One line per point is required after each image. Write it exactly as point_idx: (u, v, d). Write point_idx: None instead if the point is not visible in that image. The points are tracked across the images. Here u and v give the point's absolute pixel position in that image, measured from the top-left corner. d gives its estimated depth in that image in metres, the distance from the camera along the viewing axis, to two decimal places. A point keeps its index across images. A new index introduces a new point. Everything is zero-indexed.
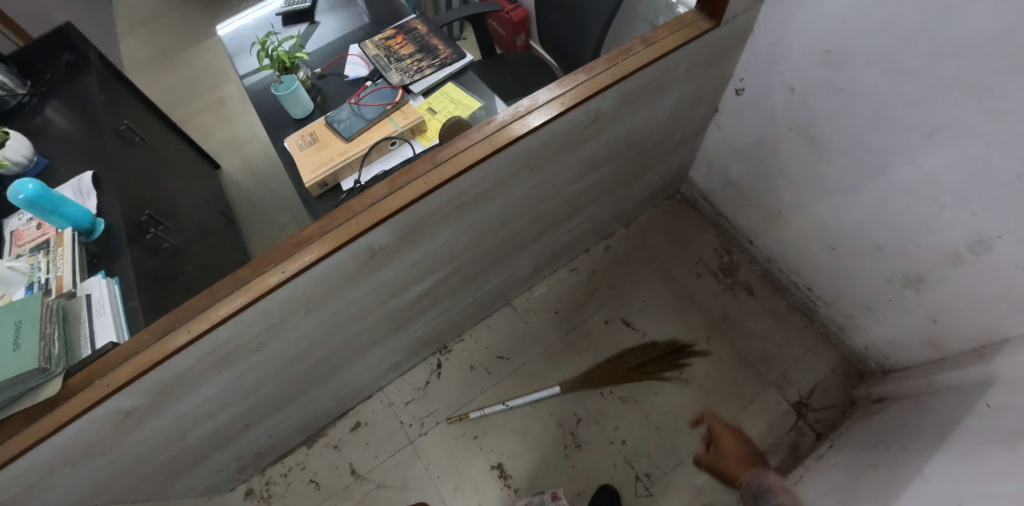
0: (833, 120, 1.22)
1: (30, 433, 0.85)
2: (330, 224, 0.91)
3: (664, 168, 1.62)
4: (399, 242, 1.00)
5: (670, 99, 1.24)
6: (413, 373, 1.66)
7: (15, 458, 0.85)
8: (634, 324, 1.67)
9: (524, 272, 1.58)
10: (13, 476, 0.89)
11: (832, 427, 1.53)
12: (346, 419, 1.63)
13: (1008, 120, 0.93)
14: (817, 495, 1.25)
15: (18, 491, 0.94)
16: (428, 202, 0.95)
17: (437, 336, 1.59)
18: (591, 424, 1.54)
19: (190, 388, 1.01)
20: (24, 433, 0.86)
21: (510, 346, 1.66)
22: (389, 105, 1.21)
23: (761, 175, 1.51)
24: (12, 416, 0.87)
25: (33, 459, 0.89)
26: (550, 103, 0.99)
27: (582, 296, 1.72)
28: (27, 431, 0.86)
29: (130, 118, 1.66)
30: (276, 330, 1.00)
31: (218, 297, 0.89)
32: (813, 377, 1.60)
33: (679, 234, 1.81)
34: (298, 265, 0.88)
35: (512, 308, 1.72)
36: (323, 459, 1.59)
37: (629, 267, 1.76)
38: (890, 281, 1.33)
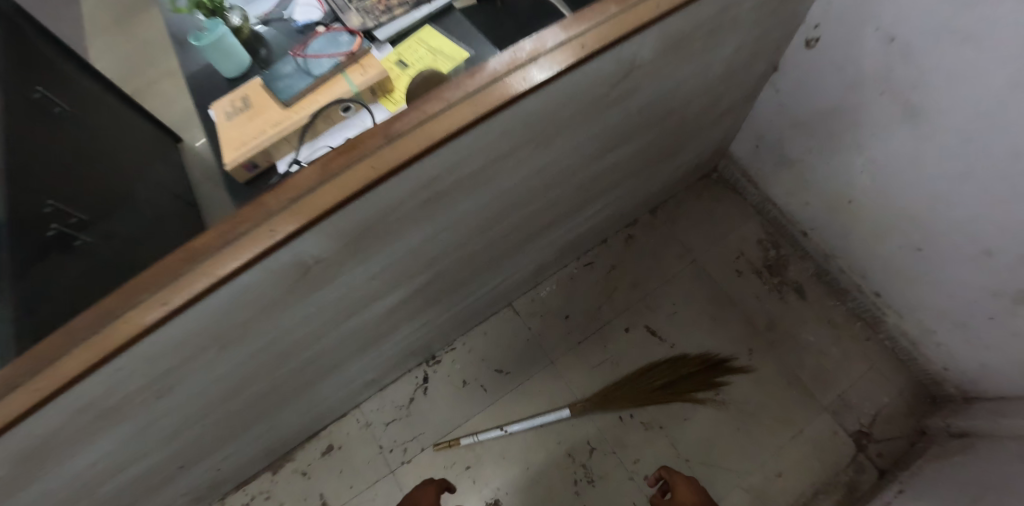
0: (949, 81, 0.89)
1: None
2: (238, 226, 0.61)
3: (704, 142, 1.30)
4: (347, 254, 0.69)
5: (724, 50, 0.92)
6: (394, 387, 1.39)
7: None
8: (660, 332, 1.35)
9: (528, 271, 1.29)
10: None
11: (899, 463, 1.26)
12: (317, 441, 1.38)
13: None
14: None
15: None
16: (384, 196, 0.63)
17: (423, 347, 1.31)
18: (607, 454, 1.27)
19: (72, 448, 0.74)
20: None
21: (511, 357, 1.38)
22: (342, 56, 0.89)
23: (830, 151, 1.19)
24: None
25: None
26: (564, 47, 0.66)
27: (596, 296, 1.41)
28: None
29: (62, 82, 1.29)
30: (184, 372, 0.72)
31: (76, 338, 0.61)
32: (876, 400, 1.32)
33: (716, 222, 1.48)
34: (186, 291, 0.59)
35: (514, 311, 1.43)
36: (289, 488, 1.34)
37: (657, 262, 1.43)
38: (997, 295, 1.03)
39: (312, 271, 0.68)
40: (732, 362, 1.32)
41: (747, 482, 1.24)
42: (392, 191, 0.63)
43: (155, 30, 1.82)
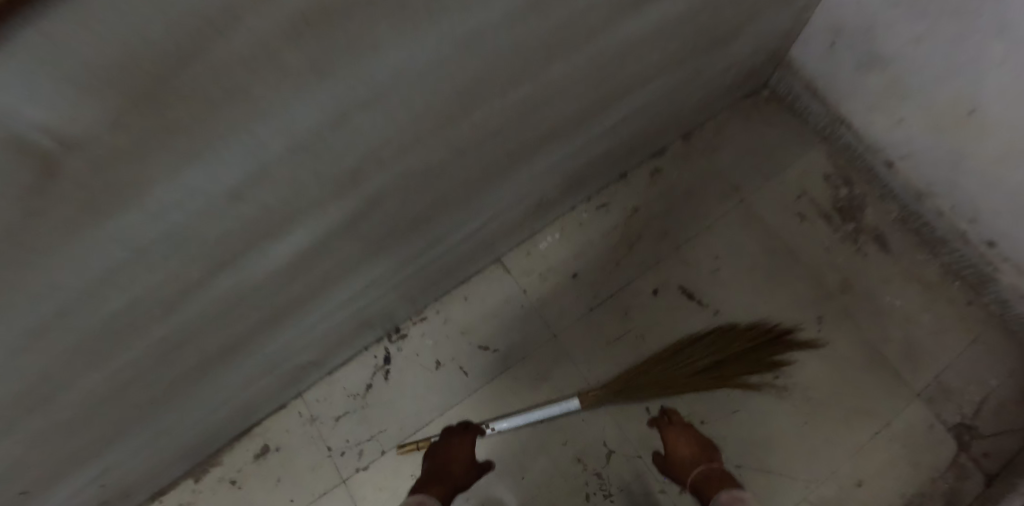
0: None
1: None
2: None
3: (769, 30, 0.92)
4: (140, 118, 0.31)
5: None
6: (343, 372, 1.03)
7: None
8: (698, 296, 1.01)
9: (523, 214, 0.93)
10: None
11: (1012, 465, 0.95)
12: (250, 441, 1.05)
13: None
14: None
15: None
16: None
17: (379, 320, 0.97)
18: (629, 459, 0.94)
19: None
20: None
21: (500, 332, 1.02)
22: None
23: (952, 39, 0.81)
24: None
25: None
26: None
27: (614, 250, 1.04)
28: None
29: None
30: None
31: None
32: (982, 384, 0.99)
33: (769, 153, 1.12)
34: None
35: (504, 268, 1.05)
36: (217, 500, 1.03)
37: (695, 203, 1.07)
38: None
39: (65, 176, 0.31)
40: (796, 334, 0.99)
41: (818, 494, 0.92)
42: None
43: None
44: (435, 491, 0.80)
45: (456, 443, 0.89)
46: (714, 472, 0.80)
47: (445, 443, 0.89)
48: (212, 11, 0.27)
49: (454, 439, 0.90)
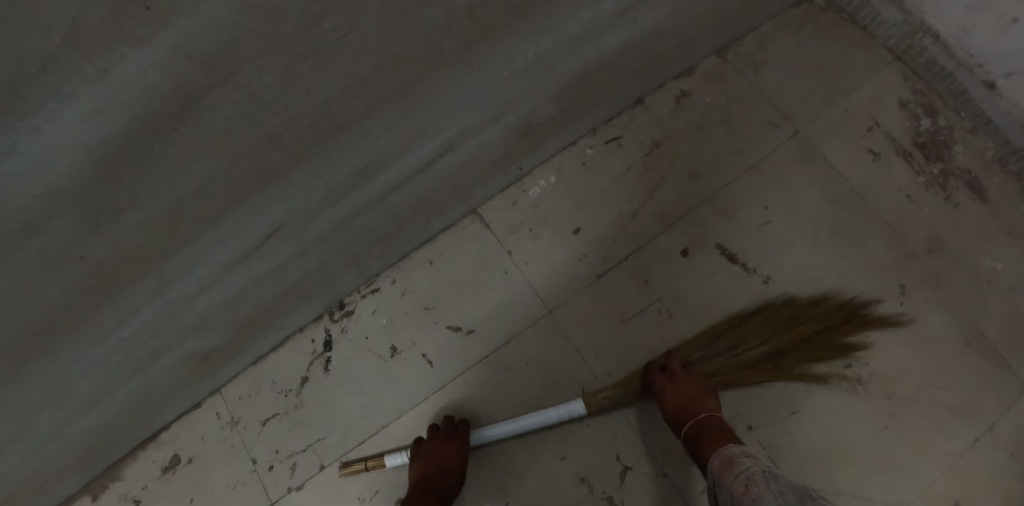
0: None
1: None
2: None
3: None
4: None
5: None
6: (275, 360, 0.79)
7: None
8: (743, 259, 0.77)
9: (507, 145, 0.68)
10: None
11: None
12: (154, 451, 0.80)
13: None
14: None
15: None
16: None
17: (315, 291, 0.72)
18: (651, 480, 0.70)
19: None
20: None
21: (480, 307, 0.78)
22: None
23: None
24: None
25: None
26: None
27: (628, 199, 0.80)
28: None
29: None
30: None
31: None
32: None
33: (830, 75, 0.86)
34: None
35: (483, 224, 0.80)
36: None
37: (731, 138, 0.82)
38: None
39: None
40: (873, 309, 0.75)
41: None
42: None
43: None
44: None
45: (440, 449, 0.69)
46: (708, 425, 0.62)
47: (426, 446, 0.70)
48: None
49: (436, 441, 0.70)
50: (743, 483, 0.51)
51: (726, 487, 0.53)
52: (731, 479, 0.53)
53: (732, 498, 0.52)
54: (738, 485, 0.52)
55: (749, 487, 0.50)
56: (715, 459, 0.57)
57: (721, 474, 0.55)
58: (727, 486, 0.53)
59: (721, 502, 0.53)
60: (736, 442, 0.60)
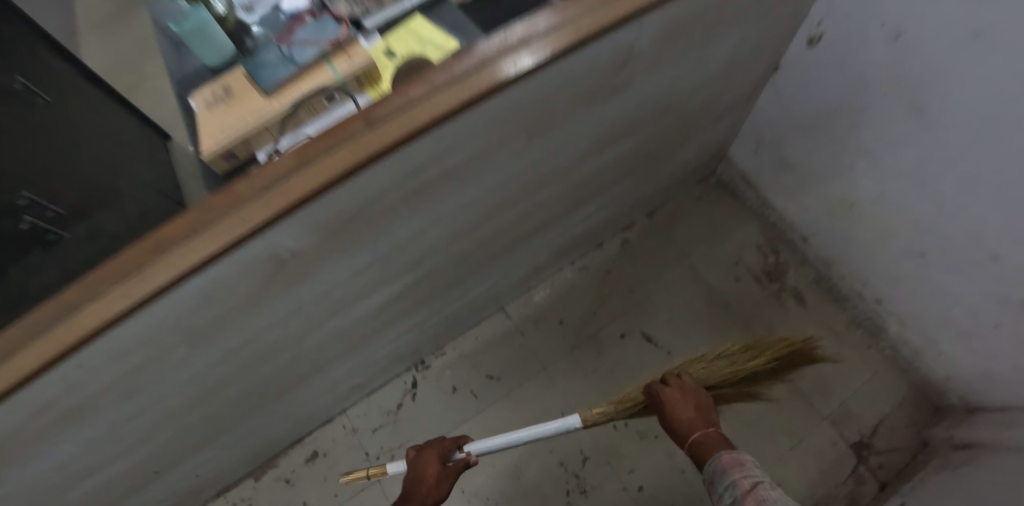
0: (990, 75, 0.80)
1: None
2: (280, 180, 0.57)
3: (702, 144, 1.27)
4: (353, 233, 0.66)
5: (726, 45, 0.92)
6: (382, 393, 1.34)
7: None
8: (656, 339, 1.32)
9: (521, 273, 1.26)
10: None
11: (899, 475, 1.24)
12: (301, 448, 1.33)
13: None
14: None
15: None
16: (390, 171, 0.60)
17: (411, 351, 1.27)
18: (599, 464, 1.24)
19: (40, 448, 0.71)
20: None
21: (504, 364, 1.32)
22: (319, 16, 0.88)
23: (834, 155, 1.15)
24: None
25: None
26: (553, 32, 0.62)
27: (591, 301, 1.38)
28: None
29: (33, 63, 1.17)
30: (155, 371, 0.70)
31: (27, 334, 0.57)
32: (877, 410, 1.30)
33: (716, 228, 1.45)
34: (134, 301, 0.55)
35: (506, 315, 1.37)
36: (272, 495, 1.30)
37: (652, 266, 1.41)
38: (1004, 301, 1.00)
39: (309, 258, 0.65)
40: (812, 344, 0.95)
41: None
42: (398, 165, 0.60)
43: None
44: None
45: (426, 456, 0.87)
46: (711, 437, 0.75)
47: (415, 456, 0.87)
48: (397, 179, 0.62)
49: (426, 450, 0.88)
50: (751, 482, 0.67)
51: (733, 481, 0.68)
52: (740, 477, 0.68)
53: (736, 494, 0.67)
54: (745, 483, 0.67)
55: (755, 487, 0.66)
56: (719, 457, 0.72)
57: (729, 471, 0.70)
58: (734, 482, 0.68)
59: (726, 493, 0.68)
60: (730, 448, 0.74)
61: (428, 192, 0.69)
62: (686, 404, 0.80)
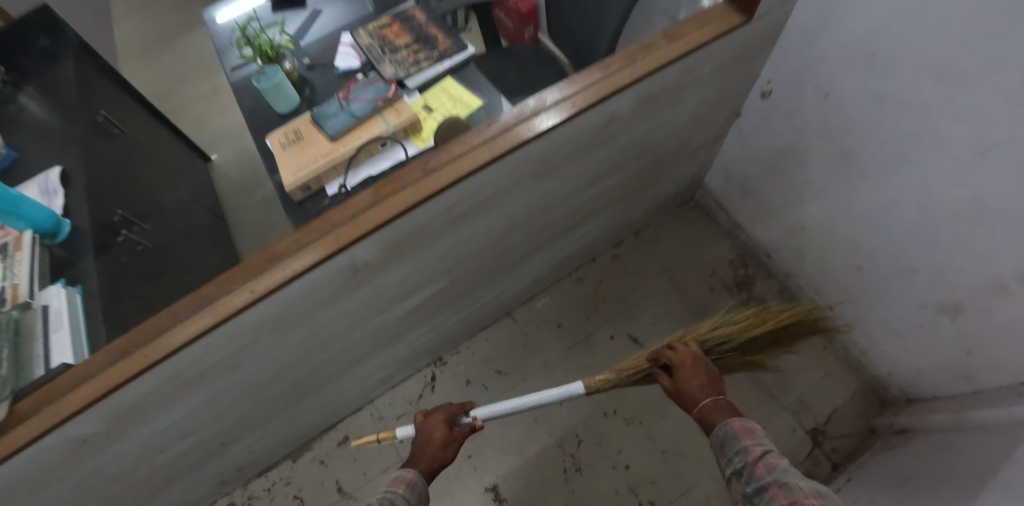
0: (896, 129, 1.04)
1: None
2: (369, 215, 0.84)
3: (679, 175, 1.51)
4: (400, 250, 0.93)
5: (691, 102, 1.16)
6: (405, 385, 1.55)
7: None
8: (642, 340, 1.54)
9: (526, 283, 1.50)
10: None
11: (850, 457, 1.44)
12: (334, 433, 1.54)
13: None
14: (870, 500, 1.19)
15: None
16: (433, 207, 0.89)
17: (432, 349, 1.49)
18: (592, 445, 1.47)
19: (158, 410, 0.92)
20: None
21: (511, 361, 1.55)
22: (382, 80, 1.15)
23: (786, 186, 1.39)
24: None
25: None
26: (560, 104, 0.94)
27: (586, 308, 1.61)
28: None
29: (108, 108, 1.52)
30: (251, 351, 0.92)
31: (179, 317, 0.81)
32: (831, 402, 1.51)
33: (693, 246, 1.68)
34: (254, 293, 0.79)
35: (512, 319, 1.61)
36: (308, 473, 1.50)
37: (638, 278, 1.64)
38: (922, 307, 1.22)
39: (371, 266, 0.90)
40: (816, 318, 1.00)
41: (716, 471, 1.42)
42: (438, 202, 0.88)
43: (196, 80, 2.27)
44: (420, 470, 1.00)
45: (434, 423, 1.06)
46: (719, 404, 0.82)
47: (425, 421, 1.07)
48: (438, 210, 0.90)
49: (434, 417, 1.07)
50: (761, 450, 0.73)
51: (744, 446, 0.75)
52: (750, 444, 0.74)
53: (745, 459, 0.73)
54: (755, 451, 0.74)
55: (764, 455, 0.73)
56: (730, 424, 0.78)
57: (739, 438, 0.76)
58: (744, 448, 0.74)
59: (736, 458, 0.74)
60: (737, 416, 0.80)
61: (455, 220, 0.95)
62: (695, 373, 0.87)
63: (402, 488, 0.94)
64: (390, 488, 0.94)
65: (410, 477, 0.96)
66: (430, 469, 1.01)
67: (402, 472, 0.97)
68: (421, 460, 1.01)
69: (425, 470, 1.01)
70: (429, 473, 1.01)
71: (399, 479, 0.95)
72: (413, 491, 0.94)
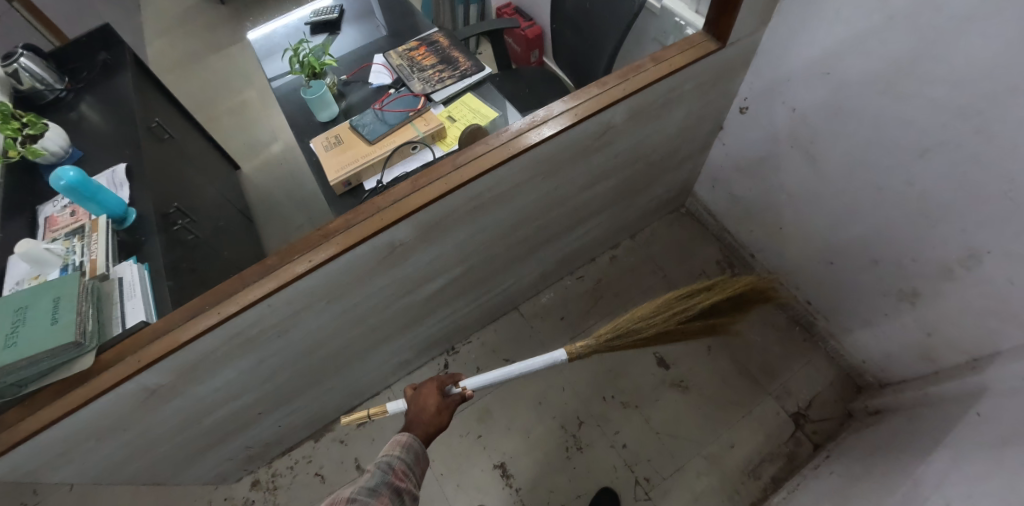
0: (850, 137, 1.22)
1: (53, 409, 0.90)
2: (405, 203, 1.02)
3: (670, 182, 1.68)
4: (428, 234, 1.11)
5: (677, 115, 1.35)
6: (420, 372, 1.70)
7: (8, 450, 0.89)
8: None
9: (532, 277, 1.66)
10: (18, 460, 0.93)
11: (830, 439, 1.53)
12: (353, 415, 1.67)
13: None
14: (844, 470, 1.31)
15: (33, 468, 0.98)
16: (458, 198, 1.07)
17: (447, 337, 1.64)
18: (592, 427, 1.61)
19: (214, 370, 1.07)
20: (47, 409, 0.90)
21: (517, 349, 1.70)
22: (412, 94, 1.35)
23: (764, 191, 1.56)
24: (15, 405, 0.92)
25: (80, 422, 0.95)
26: (564, 114, 1.12)
27: (587, 302, 1.76)
28: (12, 429, 0.89)
29: (161, 117, 1.68)
30: (298, 317, 1.08)
31: (247, 282, 0.97)
32: (810, 388, 1.61)
33: (684, 248, 1.85)
34: (311, 263, 0.97)
35: (519, 312, 1.77)
36: (329, 452, 1.63)
37: (634, 276, 1.80)
38: (886, 295, 1.36)
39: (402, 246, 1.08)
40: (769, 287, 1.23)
41: (705, 450, 1.55)
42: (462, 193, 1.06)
43: (228, 93, 2.47)
44: (416, 435, 1.00)
45: (426, 391, 1.05)
46: None
47: (416, 392, 1.06)
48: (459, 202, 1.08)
49: (425, 387, 1.06)
50: None
51: None
52: None
53: None
54: None
55: None
56: None
57: None
58: None
59: None
60: None
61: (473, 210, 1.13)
62: None
63: (399, 450, 0.95)
64: (387, 451, 0.95)
65: (406, 439, 0.97)
66: (426, 434, 1.01)
67: (398, 435, 0.98)
68: (417, 425, 1.01)
69: (421, 435, 1.01)
70: (425, 438, 1.01)
71: (395, 441, 0.96)
72: (409, 452, 0.96)
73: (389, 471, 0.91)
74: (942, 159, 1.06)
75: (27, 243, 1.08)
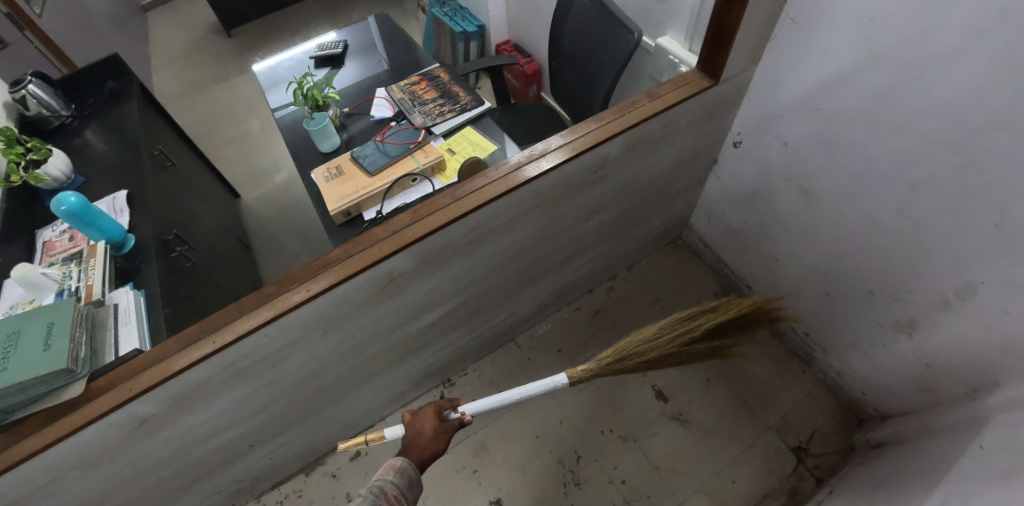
0: (843, 171, 1.24)
1: (39, 438, 0.88)
2: (406, 233, 1.02)
3: (666, 214, 1.70)
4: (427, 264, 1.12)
5: (672, 149, 1.37)
6: (415, 403, 1.67)
7: None
8: None
9: (530, 308, 1.65)
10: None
11: (833, 473, 1.51)
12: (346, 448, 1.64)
13: (1017, 178, 0.94)
14: None
15: (13, 499, 0.95)
16: (458, 228, 1.08)
17: (443, 369, 1.63)
18: (591, 462, 1.58)
19: (207, 400, 1.05)
20: (33, 438, 0.88)
21: (514, 380, 1.68)
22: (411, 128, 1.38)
23: (759, 223, 1.58)
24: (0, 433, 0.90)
25: (64, 453, 0.93)
26: (562, 147, 1.14)
27: (584, 334, 1.76)
28: None
29: (163, 145, 1.69)
30: (294, 347, 1.07)
31: (244, 310, 0.97)
32: (811, 421, 1.59)
33: (681, 280, 1.85)
34: (308, 292, 0.97)
35: (516, 344, 1.75)
36: (320, 487, 1.59)
37: (631, 308, 1.80)
38: (882, 325, 1.36)
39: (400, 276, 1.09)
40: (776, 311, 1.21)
41: (705, 486, 1.52)
42: (461, 223, 1.07)
43: (229, 125, 2.50)
44: (411, 460, 0.98)
45: (424, 415, 1.03)
46: None
47: (415, 415, 1.04)
48: (457, 232, 1.09)
49: (423, 411, 1.05)
50: None
51: None
52: None
53: None
54: None
55: None
56: None
57: None
58: None
59: None
60: None
61: (471, 240, 1.14)
62: None
63: (393, 474, 0.93)
64: (381, 475, 0.93)
65: (401, 463, 0.95)
66: (421, 459, 0.99)
67: (393, 459, 0.96)
68: (412, 449, 0.99)
69: (417, 460, 0.99)
70: (420, 463, 0.99)
71: (390, 465, 0.94)
72: (403, 477, 0.94)
73: (381, 497, 0.89)
74: (934, 191, 1.08)
75: (24, 267, 1.08)
